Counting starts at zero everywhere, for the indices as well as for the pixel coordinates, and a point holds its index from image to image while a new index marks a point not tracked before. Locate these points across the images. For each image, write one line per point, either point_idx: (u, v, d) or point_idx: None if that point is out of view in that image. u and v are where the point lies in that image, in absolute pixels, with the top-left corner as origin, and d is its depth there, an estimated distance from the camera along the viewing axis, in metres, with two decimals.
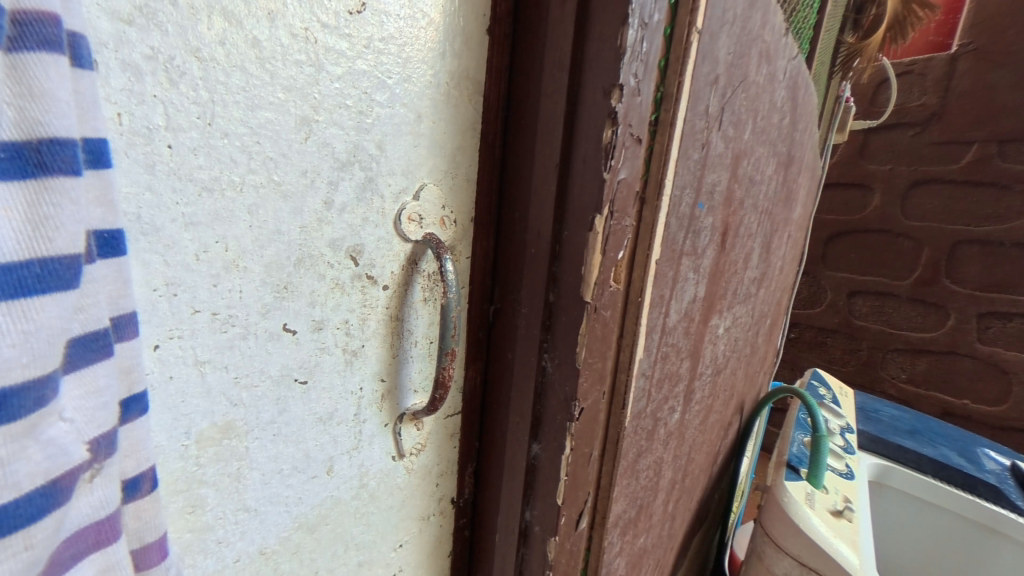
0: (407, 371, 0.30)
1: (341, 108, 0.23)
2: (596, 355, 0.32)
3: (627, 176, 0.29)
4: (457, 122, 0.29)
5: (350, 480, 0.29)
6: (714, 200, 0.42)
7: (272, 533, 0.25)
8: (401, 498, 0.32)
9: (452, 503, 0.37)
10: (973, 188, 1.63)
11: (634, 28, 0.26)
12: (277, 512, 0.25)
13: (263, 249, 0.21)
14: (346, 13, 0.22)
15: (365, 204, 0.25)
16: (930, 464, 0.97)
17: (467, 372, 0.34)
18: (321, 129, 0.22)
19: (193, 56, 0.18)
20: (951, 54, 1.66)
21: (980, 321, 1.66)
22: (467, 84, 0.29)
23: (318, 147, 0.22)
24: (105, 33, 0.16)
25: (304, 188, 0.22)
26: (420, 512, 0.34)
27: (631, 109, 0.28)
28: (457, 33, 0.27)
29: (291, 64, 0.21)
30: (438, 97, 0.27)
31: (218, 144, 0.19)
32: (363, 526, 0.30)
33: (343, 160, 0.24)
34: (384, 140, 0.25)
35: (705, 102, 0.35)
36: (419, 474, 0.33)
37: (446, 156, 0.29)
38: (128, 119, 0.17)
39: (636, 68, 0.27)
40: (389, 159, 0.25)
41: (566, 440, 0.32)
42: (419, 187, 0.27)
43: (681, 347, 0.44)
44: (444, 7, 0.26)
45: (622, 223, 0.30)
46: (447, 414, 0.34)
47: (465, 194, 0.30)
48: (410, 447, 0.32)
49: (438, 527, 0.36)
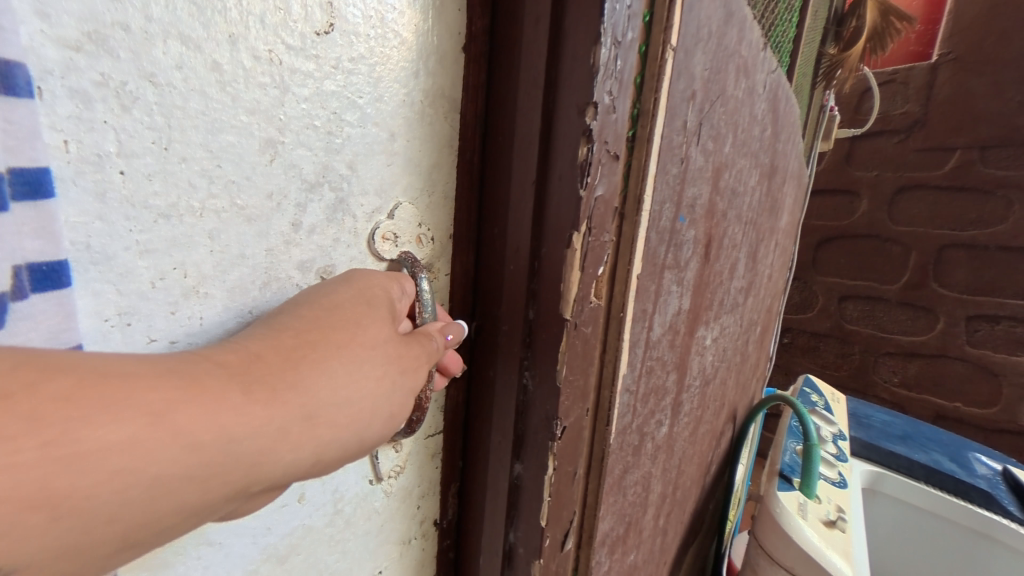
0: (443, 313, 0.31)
1: (309, 130, 0.23)
2: (577, 372, 0.31)
3: (604, 193, 0.29)
4: (431, 140, 0.29)
5: (323, 506, 0.28)
6: (695, 213, 0.42)
7: (238, 565, 0.25)
8: (378, 523, 0.32)
9: (434, 525, 0.36)
10: (958, 193, 1.66)
11: (606, 47, 0.26)
12: (243, 543, 0.25)
13: (226, 274, 0.21)
14: (313, 35, 0.22)
15: (336, 224, 0.25)
16: (922, 469, 0.97)
17: (449, 391, 0.34)
18: (288, 150, 0.22)
19: (148, 82, 0.18)
20: (931, 64, 1.70)
21: (968, 324, 1.69)
22: (443, 102, 0.29)
23: (284, 168, 0.22)
24: (51, 61, 0.15)
25: (270, 212, 0.22)
26: (399, 536, 0.34)
27: (606, 126, 0.28)
28: (432, 52, 0.27)
29: (254, 86, 0.20)
30: (412, 115, 0.27)
31: (175, 168, 0.19)
32: (337, 553, 0.30)
33: (312, 182, 0.23)
34: (355, 160, 0.25)
35: (682, 118, 0.35)
36: (397, 497, 0.33)
37: (421, 173, 0.28)
38: (76, 147, 0.16)
39: (610, 85, 0.27)
40: (363, 177, 0.25)
41: (548, 460, 0.31)
42: (393, 206, 0.27)
43: (666, 359, 0.44)
44: (418, 26, 0.26)
45: (601, 239, 0.30)
46: (428, 434, 0.34)
47: (441, 211, 0.30)
48: (388, 469, 0.31)
49: (420, 551, 0.36)
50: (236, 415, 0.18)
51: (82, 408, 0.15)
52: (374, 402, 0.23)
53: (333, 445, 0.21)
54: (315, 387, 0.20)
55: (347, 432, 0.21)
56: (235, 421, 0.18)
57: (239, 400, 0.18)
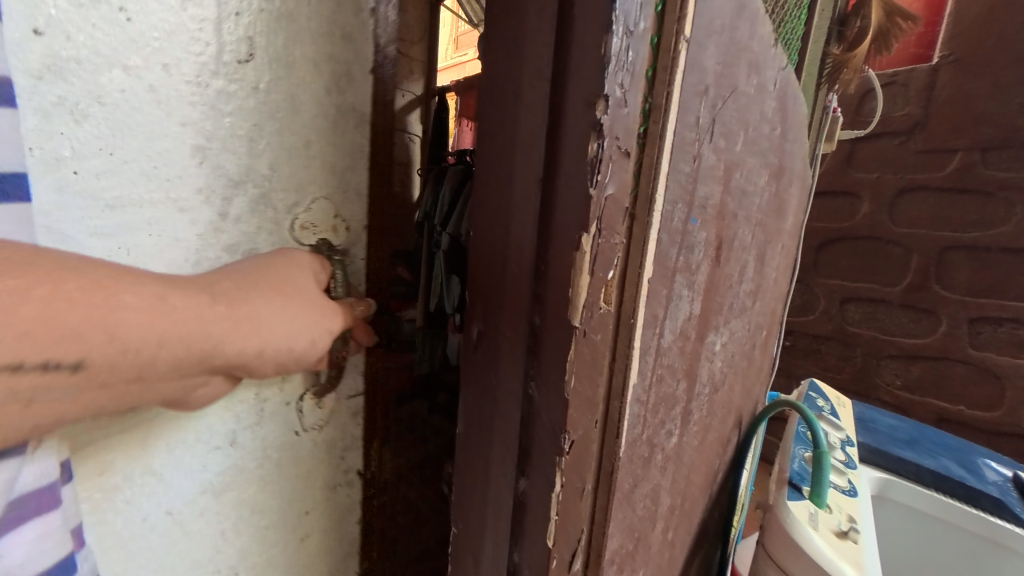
0: (360, 293, 0.39)
1: (230, 139, 0.31)
2: (585, 382, 0.29)
3: (614, 192, 0.27)
4: (341, 147, 0.36)
5: (253, 453, 0.39)
6: (707, 214, 0.40)
7: (184, 489, 0.36)
8: (301, 472, 0.42)
9: (359, 475, 0.47)
10: (959, 195, 1.65)
11: (618, 35, 0.24)
12: (183, 478, 0.36)
13: (165, 247, 0.30)
14: (229, 67, 0.30)
15: (259, 215, 0.33)
16: (931, 476, 0.95)
17: (367, 358, 0.44)
18: (213, 155, 0.31)
19: (97, 101, 0.26)
20: (931, 65, 1.70)
21: (972, 326, 1.66)
22: (353, 117, 0.37)
23: (211, 168, 0.31)
24: (25, 89, 0.24)
25: (199, 202, 0.31)
26: (324, 483, 0.44)
27: (616, 120, 0.26)
28: (340, 76, 0.35)
29: (184, 106, 0.29)
30: (322, 128, 0.35)
31: (121, 165, 0.28)
32: (268, 493, 0.40)
33: (236, 181, 0.32)
34: (271, 165, 0.33)
35: (695, 114, 0.33)
36: (321, 448, 0.43)
37: (333, 177, 0.36)
38: (43, 149, 0.25)
39: (621, 77, 0.25)
40: (281, 175, 0.34)
41: (555, 476, 0.30)
42: (308, 204, 0.35)
43: (677, 367, 0.42)
44: (327, 57, 0.34)
45: (611, 240, 0.28)
46: (348, 396, 0.44)
47: (356, 206, 0.38)
48: (312, 423, 0.42)
49: (346, 496, 0.46)
50: (203, 310, 0.24)
51: (88, 300, 0.20)
52: (301, 325, 0.30)
53: (273, 348, 0.28)
54: (254, 302, 0.27)
55: (284, 340, 0.29)
56: (202, 313, 0.24)
57: (206, 301, 0.25)
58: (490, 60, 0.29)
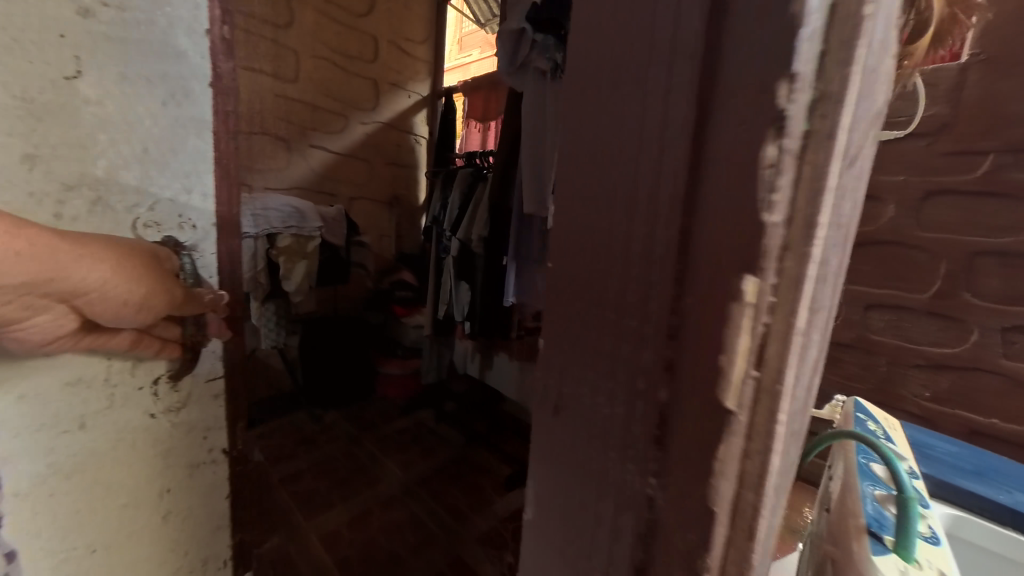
0: (209, 282, 0.70)
1: (57, 145, 0.56)
2: (741, 448, 0.25)
3: (784, 224, 0.22)
4: (139, 148, 0.62)
5: (111, 434, 0.66)
6: (846, 237, 0.30)
7: (59, 449, 0.62)
8: (158, 450, 0.71)
9: (225, 454, 0.79)
10: (989, 197, 1.53)
11: (805, 37, 0.20)
12: (59, 452, 0.62)
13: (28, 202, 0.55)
14: (54, 105, 0.55)
15: (100, 201, 0.60)
16: (1009, 515, 0.85)
17: (220, 345, 0.73)
18: (48, 155, 0.56)
19: None
20: (960, 64, 1.56)
21: (1005, 336, 1.54)
22: (145, 133, 0.62)
23: (53, 163, 0.56)
24: None
25: (48, 180, 0.56)
26: (189, 462, 0.74)
27: (797, 137, 0.21)
28: (130, 107, 0.60)
29: (19, 123, 0.53)
30: (126, 138, 0.61)
31: None
32: (135, 464, 0.69)
33: (72, 174, 0.57)
34: (93, 165, 0.59)
35: (862, 105, 0.24)
36: (167, 430, 0.71)
37: (137, 173, 0.62)
38: None
39: (802, 83, 0.20)
40: (124, 173, 0.61)
41: (713, 545, 0.26)
42: (133, 199, 0.62)
43: (800, 430, 0.33)
44: (123, 98, 0.60)
45: (773, 285, 0.22)
46: (206, 382, 0.73)
47: (161, 200, 0.64)
48: (161, 410, 0.70)
49: (214, 472, 0.78)
50: (59, 247, 0.47)
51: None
52: (128, 284, 0.53)
53: (110, 298, 0.52)
54: (98, 261, 0.50)
55: (116, 296, 0.52)
56: (58, 248, 0.47)
57: (62, 244, 0.47)
58: (617, 82, 0.28)
